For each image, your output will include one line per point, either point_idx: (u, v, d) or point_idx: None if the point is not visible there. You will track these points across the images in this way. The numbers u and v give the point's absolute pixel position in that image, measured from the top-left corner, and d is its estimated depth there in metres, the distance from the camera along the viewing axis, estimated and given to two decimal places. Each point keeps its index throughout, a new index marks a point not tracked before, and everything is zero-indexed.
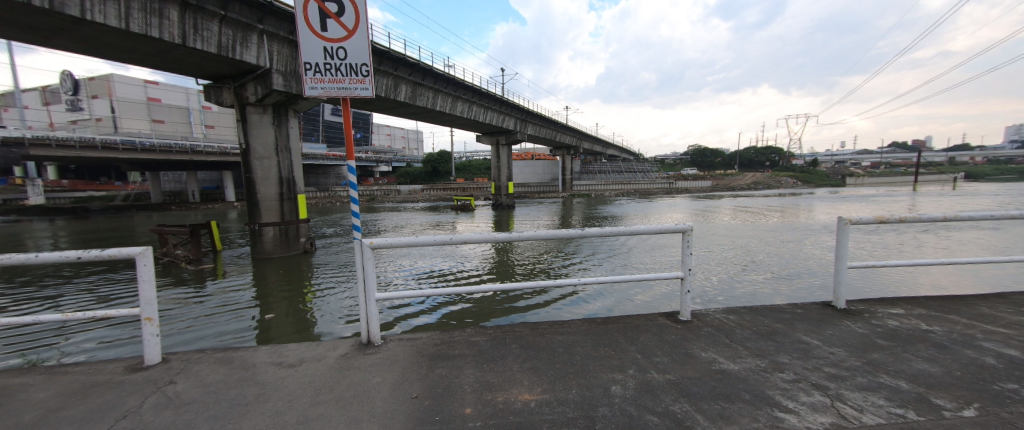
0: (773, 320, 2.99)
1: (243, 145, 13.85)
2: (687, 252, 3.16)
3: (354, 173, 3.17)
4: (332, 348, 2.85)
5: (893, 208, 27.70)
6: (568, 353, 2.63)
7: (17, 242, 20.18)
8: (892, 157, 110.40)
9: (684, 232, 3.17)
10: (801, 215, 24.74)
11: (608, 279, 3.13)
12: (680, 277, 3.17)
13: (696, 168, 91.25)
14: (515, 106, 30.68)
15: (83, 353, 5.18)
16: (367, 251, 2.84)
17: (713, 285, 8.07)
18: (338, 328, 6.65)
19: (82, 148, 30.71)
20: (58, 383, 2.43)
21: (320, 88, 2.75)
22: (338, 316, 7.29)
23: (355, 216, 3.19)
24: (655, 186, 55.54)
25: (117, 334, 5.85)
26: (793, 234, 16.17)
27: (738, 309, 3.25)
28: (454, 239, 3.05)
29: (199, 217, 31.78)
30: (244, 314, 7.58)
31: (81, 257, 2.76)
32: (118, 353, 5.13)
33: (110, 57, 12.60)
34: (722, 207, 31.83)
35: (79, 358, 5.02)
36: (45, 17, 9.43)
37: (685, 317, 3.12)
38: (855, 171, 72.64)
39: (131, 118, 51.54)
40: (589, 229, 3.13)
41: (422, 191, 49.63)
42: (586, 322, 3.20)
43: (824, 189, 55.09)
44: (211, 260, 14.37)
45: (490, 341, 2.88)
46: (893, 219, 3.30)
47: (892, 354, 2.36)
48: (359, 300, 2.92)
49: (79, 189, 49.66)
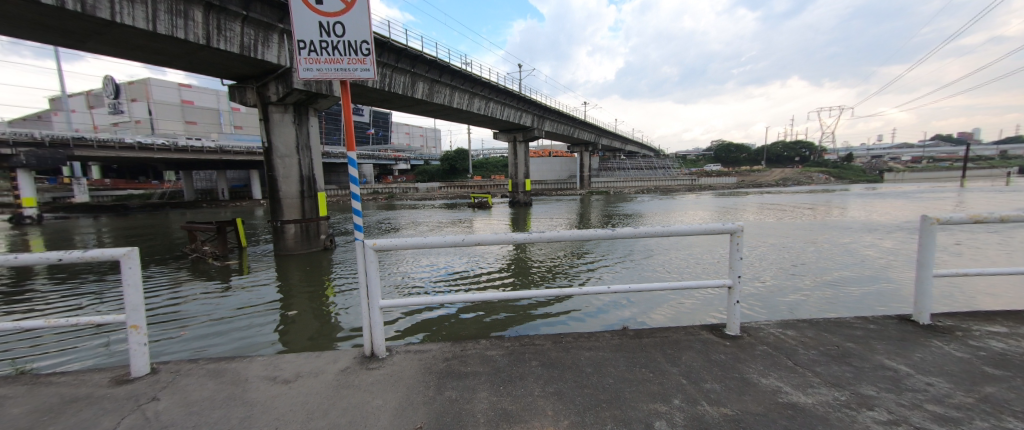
0: (842, 338, 2.53)
1: (265, 144, 13.96)
2: (736, 255, 2.73)
3: (356, 167, 2.83)
4: (332, 361, 2.55)
5: (939, 205, 25.96)
6: (598, 375, 2.24)
7: (62, 237, 21.21)
8: (936, 151, 103.87)
9: (732, 233, 2.74)
10: (834, 213, 23.46)
11: (640, 287, 2.73)
12: (728, 285, 2.72)
13: (720, 164, 88.35)
14: (532, 102, 30.16)
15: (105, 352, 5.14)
16: (371, 253, 2.55)
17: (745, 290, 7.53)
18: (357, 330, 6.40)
19: (121, 149, 32.04)
20: (37, 397, 2.22)
21: (316, 69, 2.46)
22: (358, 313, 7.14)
23: (357, 215, 2.86)
24: (678, 183, 54.14)
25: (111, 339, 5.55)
26: (831, 233, 15.16)
27: (796, 323, 2.80)
28: (466, 240, 2.71)
29: (226, 215, 32.78)
30: (268, 311, 7.52)
31: (64, 258, 2.54)
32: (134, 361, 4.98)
33: (141, 59, 12.94)
34: (748, 205, 30.40)
35: (96, 357, 4.93)
36: (76, 20, 9.63)
37: (734, 332, 2.70)
38: (893, 167, 68.57)
39: (168, 120, 54.22)
40: (623, 229, 2.71)
41: (440, 189, 49.88)
42: (616, 334, 2.83)
43: (861, 186, 52.11)
44: (237, 256, 14.63)
45: (506, 357, 2.53)
46: (989, 218, 2.75)
47: (1012, 388, 1.88)
48: (362, 306, 2.63)
49: (121, 187, 52.37)
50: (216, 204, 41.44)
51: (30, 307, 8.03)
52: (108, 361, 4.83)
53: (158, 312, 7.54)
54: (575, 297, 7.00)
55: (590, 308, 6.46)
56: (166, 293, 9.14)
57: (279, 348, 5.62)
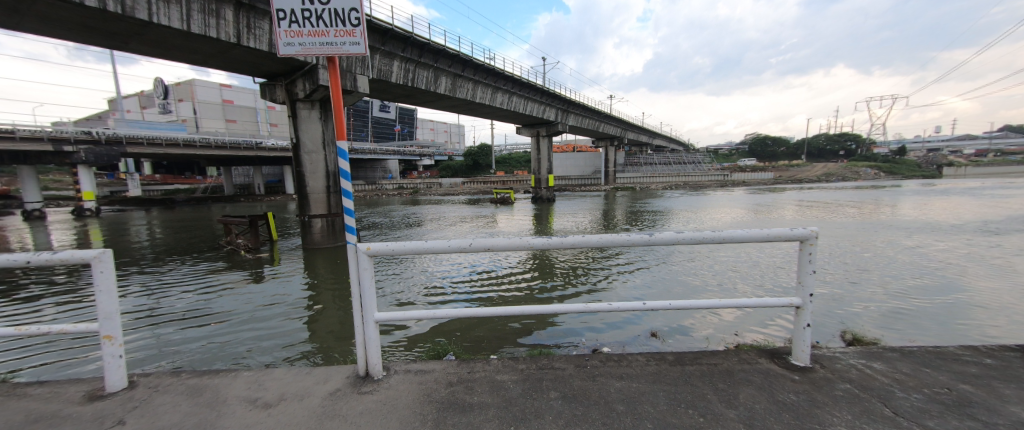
0: (950, 378, 2.03)
1: (292, 140, 14.12)
2: (806, 267, 2.20)
3: (346, 158, 2.47)
4: (322, 382, 2.23)
5: (1006, 203, 23.54)
6: (633, 416, 1.79)
7: (117, 229, 22.69)
8: (1005, 144, 94.29)
9: (803, 240, 2.20)
10: (883, 211, 21.62)
11: (683, 304, 2.28)
12: (796, 305, 2.22)
13: (755, 159, 84.03)
14: (556, 96, 29.36)
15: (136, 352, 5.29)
16: (366, 259, 2.22)
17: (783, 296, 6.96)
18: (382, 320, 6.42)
19: (167, 146, 33.87)
20: (7, 411, 2.04)
21: (298, 44, 2.17)
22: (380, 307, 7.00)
23: (350, 214, 2.49)
24: (709, 178, 51.88)
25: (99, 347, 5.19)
26: (882, 234, 13.85)
27: (882, 354, 2.31)
28: (473, 245, 2.32)
29: (261, 209, 34.18)
30: (296, 306, 7.47)
31: (30, 260, 2.25)
32: (159, 360, 4.99)
33: (178, 59, 13.39)
34: (784, 202, 28.74)
35: (133, 359, 5.10)
36: (117, 22, 9.91)
37: (801, 363, 2.22)
38: (953, 161, 62.89)
39: (210, 119, 57.20)
40: (662, 233, 2.25)
41: (464, 185, 50.09)
42: (652, 359, 2.37)
43: (914, 181, 48.12)
44: (268, 249, 14.96)
45: (521, 385, 2.14)
46: None
47: None
48: (356, 321, 2.30)
49: (168, 182, 55.80)
50: (252, 198, 43.44)
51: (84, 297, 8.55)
52: (139, 365, 4.89)
53: (192, 306, 7.76)
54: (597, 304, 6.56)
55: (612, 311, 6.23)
56: (195, 288, 9.23)
57: (303, 342, 5.53)
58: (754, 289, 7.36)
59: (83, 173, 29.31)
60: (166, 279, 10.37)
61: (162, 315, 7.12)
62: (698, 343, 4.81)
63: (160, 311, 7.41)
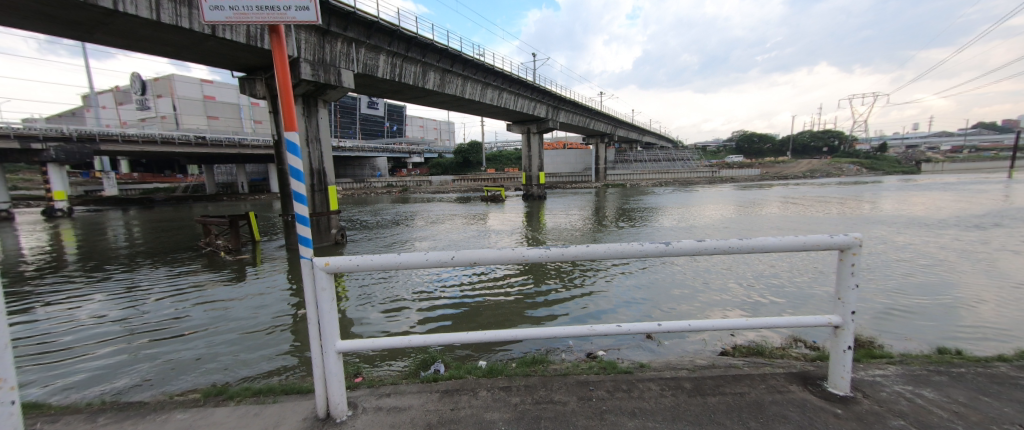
0: (1014, 409, 1.75)
1: (274, 137, 13.35)
2: (846, 281, 1.88)
3: (296, 153, 2.07)
4: (273, 426, 1.84)
5: (983, 198, 24.17)
6: None
7: (93, 230, 21.65)
8: (979, 141, 96.81)
9: (844, 249, 1.88)
10: (865, 206, 22.04)
11: (704, 325, 1.95)
12: (835, 324, 1.91)
13: (742, 156, 84.95)
14: (548, 92, 28.91)
15: (99, 370, 4.86)
16: (325, 277, 1.82)
17: (779, 297, 6.77)
18: (371, 328, 5.91)
19: (144, 143, 32.38)
20: None
21: (229, 8, 1.97)
22: (368, 312, 6.60)
23: (305, 222, 2.09)
24: (697, 175, 52.24)
25: (45, 379, 4.62)
26: (871, 230, 13.87)
27: (931, 379, 2.03)
28: (456, 259, 1.94)
29: (245, 208, 33.13)
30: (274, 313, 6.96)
31: None
32: (115, 382, 4.50)
33: (150, 51, 12.64)
34: (771, 197, 29.08)
35: (99, 377, 4.69)
36: (79, 10, 9.18)
37: (840, 391, 1.92)
38: (931, 157, 64.44)
39: (190, 115, 55.32)
40: (682, 243, 1.90)
41: (454, 182, 49.45)
42: (668, 388, 2.05)
43: (895, 177, 49.07)
44: (249, 250, 14.29)
45: (514, 426, 1.78)
46: None
47: None
48: (314, 352, 1.90)
49: (147, 181, 53.85)
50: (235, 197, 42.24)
51: (53, 307, 7.99)
52: (87, 389, 4.36)
53: (164, 314, 7.26)
54: (584, 310, 6.31)
55: (603, 313, 6.09)
56: (161, 295, 8.58)
57: (278, 356, 5.03)
58: (750, 290, 7.18)
59: (54, 171, 27.78)
60: (142, 283, 9.81)
61: (124, 327, 6.57)
62: (696, 344, 4.60)
63: (122, 322, 6.83)
